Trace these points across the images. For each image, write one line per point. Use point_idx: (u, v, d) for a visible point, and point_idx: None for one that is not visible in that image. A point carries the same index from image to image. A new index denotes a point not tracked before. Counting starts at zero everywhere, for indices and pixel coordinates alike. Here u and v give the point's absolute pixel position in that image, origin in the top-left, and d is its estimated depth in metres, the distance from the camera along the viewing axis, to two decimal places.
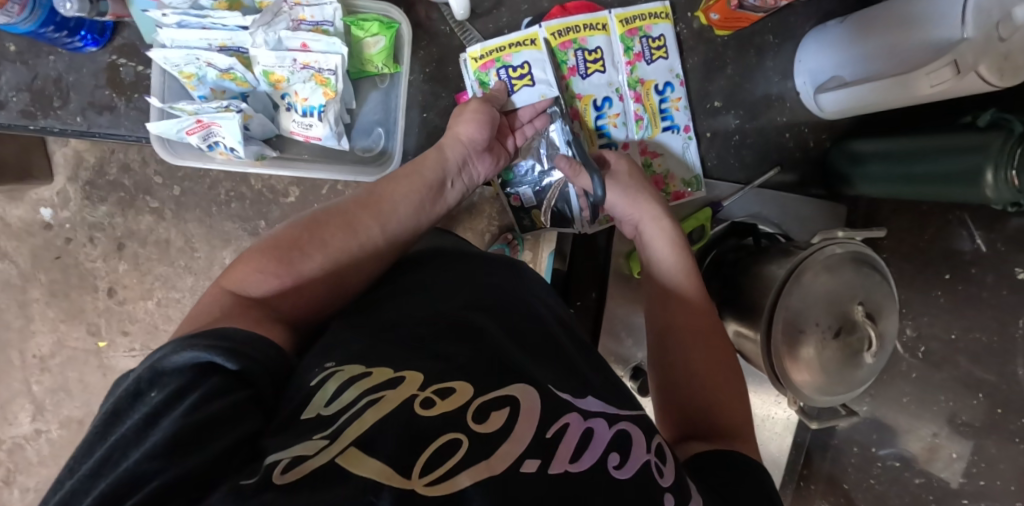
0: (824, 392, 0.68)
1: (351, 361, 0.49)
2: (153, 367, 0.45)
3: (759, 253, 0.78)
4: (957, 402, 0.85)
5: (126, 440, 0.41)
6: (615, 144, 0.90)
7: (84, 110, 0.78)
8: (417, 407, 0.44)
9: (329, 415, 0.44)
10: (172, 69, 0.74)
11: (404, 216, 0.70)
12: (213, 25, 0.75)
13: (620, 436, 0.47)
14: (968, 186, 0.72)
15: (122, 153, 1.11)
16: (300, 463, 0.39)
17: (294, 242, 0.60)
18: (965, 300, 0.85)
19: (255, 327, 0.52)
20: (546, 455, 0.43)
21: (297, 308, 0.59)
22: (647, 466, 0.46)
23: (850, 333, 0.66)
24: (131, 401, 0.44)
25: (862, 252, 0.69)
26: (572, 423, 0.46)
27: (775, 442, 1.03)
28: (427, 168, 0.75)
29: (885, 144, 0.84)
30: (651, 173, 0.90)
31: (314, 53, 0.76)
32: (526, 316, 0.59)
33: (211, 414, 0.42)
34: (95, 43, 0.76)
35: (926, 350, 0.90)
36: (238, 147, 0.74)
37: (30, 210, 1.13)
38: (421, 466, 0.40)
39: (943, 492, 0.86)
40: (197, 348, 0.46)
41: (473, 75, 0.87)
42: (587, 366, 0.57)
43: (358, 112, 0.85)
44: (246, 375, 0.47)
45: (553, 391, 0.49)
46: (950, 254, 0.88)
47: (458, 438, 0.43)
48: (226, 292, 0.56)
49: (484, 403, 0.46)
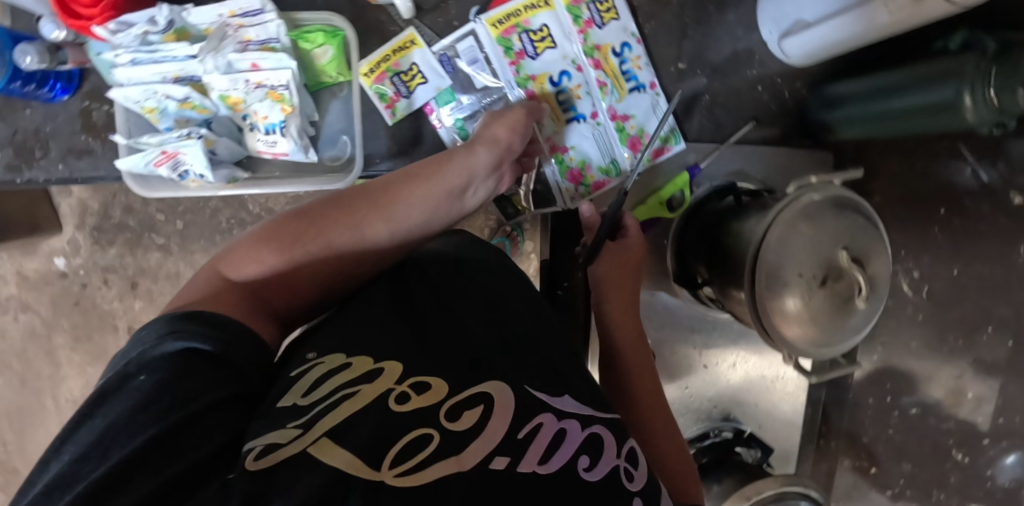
0: (819, 343, 0.68)
1: (331, 352, 0.50)
2: (144, 353, 0.46)
3: (741, 208, 0.78)
4: (970, 340, 0.84)
5: (117, 426, 0.41)
6: (582, 116, 0.90)
7: (64, 157, 0.81)
8: (390, 401, 0.45)
9: (304, 405, 0.45)
10: (133, 106, 0.77)
11: (417, 219, 0.68)
12: (165, 58, 0.76)
13: (593, 439, 0.48)
14: (949, 113, 0.70)
15: (123, 196, 1.14)
16: (272, 450, 0.40)
17: (295, 234, 0.61)
18: (964, 234, 0.84)
19: (244, 317, 0.53)
20: (516, 453, 0.44)
21: (286, 298, 0.59)
22: (617, 470, 0.47)
23: (837, 281, 0.65)
24: (115, 384, 0.44)
25: (842, 195, 0.68)
26: (545, 423, 0.47)
27: (788, 402, 1.02)
28: (451, 173, 0.72)
29: (861, 85, 0.83)
30: (626, 137, 0.90)
31: (264, 71, 0.77)
32: (514, 316, 0.58)
33: (197, 402, 0.43)
34: (65, 90, 0.79)
35: (931, 289, 0.89)
36: (206, 172, 0.76)
37: (45, 261, 1.17)
38: (391, 458, 0.41)
39: (965, 435, 0.86)
40: (184, 337, 0.47)
41: (370, 90, 0.87)
42: (561, 357, 0.56)
43: (321, 123, 0.87)
44: (234, 365, 0.48)
45: (531, 391, 0.50)
46: (947, 188, 0.85)
47: (428, 434, 0.44)
48: (219, 274, 0.57)
49: (456, 402, 0.46)
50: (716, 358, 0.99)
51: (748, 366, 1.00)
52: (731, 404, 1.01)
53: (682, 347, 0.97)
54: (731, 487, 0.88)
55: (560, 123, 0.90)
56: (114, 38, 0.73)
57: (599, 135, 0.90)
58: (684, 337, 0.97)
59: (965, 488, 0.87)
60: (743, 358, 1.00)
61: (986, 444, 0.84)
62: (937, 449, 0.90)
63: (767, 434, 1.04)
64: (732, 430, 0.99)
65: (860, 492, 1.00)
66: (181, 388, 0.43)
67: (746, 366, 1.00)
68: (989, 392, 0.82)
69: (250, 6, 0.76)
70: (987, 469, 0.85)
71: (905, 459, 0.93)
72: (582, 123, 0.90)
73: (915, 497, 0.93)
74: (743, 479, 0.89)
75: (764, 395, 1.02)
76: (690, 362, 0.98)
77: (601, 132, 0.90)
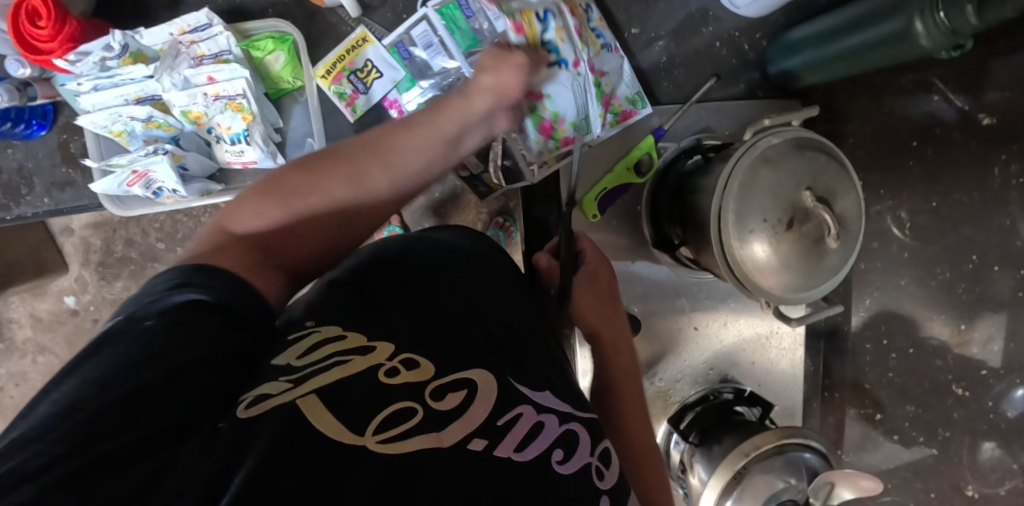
0: (796, 289, 0.69)
1: (328, 322, 0.50)
2: (151, 300, 0.45)
3: (707, 165, 0.80)
4: (953, 270, 0.84)
5: (114, 370, 0.40)
6: (564, 62, 0.81)
7: (48, 190, 0.89)
8: (380, 374, 0.45)
9: (299, 364, 0.45)
10: (102, 130, 0.85)
11: (414, 163, 0.66)
12: (123, 81, 0.83)
13: (569, 435, 0.50)
14: (905, 42, 0.70)
15: (123, 230, 1.17)
16: (262, 399, 0.41)
17: (293, 185, 0.60)
18: (938, 162, 0.84)
19: (251, 268, 0.53)
20: (494, 437, 0.45)
21: (287, 249, 0.59)
22: (588, 467, 0.48)
23: (804, 223, 0.66)
24: (122, 328, 0.43)
25: (799, 136, 0.70)
26: (525, 414, 0.48)
27: (784, 358, 1.04)
28: (445, 118, 0.68)
29: (816, 28, 0.83)
30: (602, 93, 0.87)
31: (220, 83, 0.83)
32: (493, 300, 0.60)
33: (203, 354, 0.43)
34: (42, 126, 0.87)
35: (914, 225, 0.89)
36: (178, 187, 0.85)
37: (56, 301, 1.21)
38: (376, 424, 0.42)
39: (965, 368, 0.84)
40: (191, 289, 0.47)
41: (329, 90, 0.90)
42: (533, 339, 0.58)
43: (287, 128, 0.92)
44: (233, 317, 0.47)
45: (514, 384, 0.51)
46: (927, 121, 0.84)
47: (412, 408, 0.44)
48: (223, 230, 0.57)
49: (441, 384, 0.47)
50: (706, 320, 1.00)
51: (741, 326, 1.01)
52: (727, 366, 1.02)
53: (669, 314, 0.98)
54: (731, 444, 0.89)
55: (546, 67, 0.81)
56: (75, 67, 0.80)
57: (577, 86, 0.84)
58: (670, 303, 0.98)
59: (969, 422, 0.86)
60: (734, 321, 1.01)
61: (984, 374, 0.82)
62: (937, 384, 0.89)
63: (769, 392, 1.05)
64: (733, 391, 1.01)
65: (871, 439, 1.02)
66: (190, 340, 0.43)
67: (738, 326, 1.01)
68: (998, 331, 0.79)
69: (198, 22, 0.82)
70: (990, 402, 0.82)
71: (908, 401, 0.94)
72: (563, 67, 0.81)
73: (926, 442, 0.93)
74: (743, 435, 0.90)
75: (760, 353, 1.03)
76: (679, 327, 0.99)
77: (581, 83, 0.84)
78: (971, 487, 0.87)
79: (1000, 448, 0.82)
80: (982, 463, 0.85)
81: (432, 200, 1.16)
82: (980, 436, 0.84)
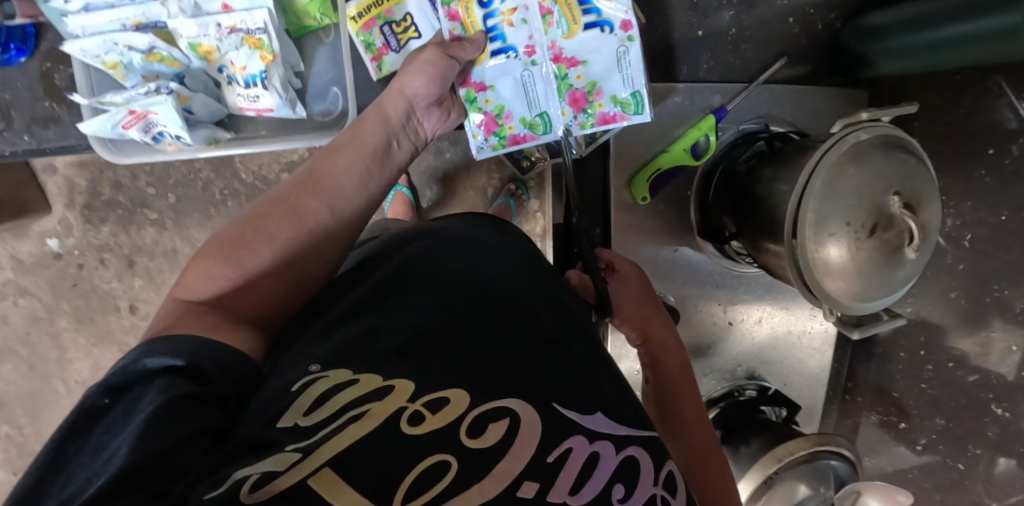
0: (863, 298, 0.62)
1: (337, 365, 0.43)
2: (116, 373, 0.42)
3: (777, 157, 0.72)
4: (1014, 289, 0.70)
5: (82, 460, 0.37)
6: (512, 48, 0.78)
7: (28, 127, 0.79)
8: (403, 423, 0.38)
9: (308, 426, 0.38)
10: (93, 60, 0.75)
11: (352, 191, 0.64)
12: (121, 3, 0.75)
13: (629, 463, 0.41)
14: (1010, 43, 0.61)
15: (111, 171, 1.08)
16: (268, 481, 0.35)
17: (237, 239, 0.56)
18: (1014, 174, 0.69)
19: (209, 333, 0.49)
20: (546, 478, 0.38)
21: (253, 306, 0.55)
22: (653, 502, 0.40)
23: (887, 229, 0.59)
24: (83, 414, 0.40)
25: (891, 134, 0.62)
26: (576, 447, 0.40)
27: (814, 358, 0.97)
28: (367, 132, 0.69)
29: (900, 14, 0.75)
30: (567, 88, 0.79)
31: (237, 13, 0.75)
32: (531, 309, 0.50)
33: (183, 422, 0.40)
34: (21, 52, 0.77)
35: (973, 238, 0.75)
36: (182, 133, 0.77)
37: (37, 243, 1.11)
38: (405, 492, 0.35)
39: (1006, 389, 0.73)
40: (163, 354, 0.44)
41: (356, 37, 0.81)
42: (586, 353, 0.50)
43: (308, 74, 0.85)
44: (203, 378, 0.45)
45: (558, 408, 0.42)
46: (987, 128, 0.72)
47: (446, 461, 0.37)
48: (177, 300, 0.53)
49: (479, 415, 0.39)
50: (742, 314, 0.94)
51: (775, 322, 0.95)
52: (756, 363, 0.96)
53: (706, 304, 0.92)
54: (760, 447, 0.84)
55: (484, 54, 0.78)
56: None
57: (530, 75, 0.79)
58: (708, 293, 0.92)
59: (1003, 444, 0.74)
60: (769, 315, 0.95)
61: None
62: (974, 403, 0.77)
63: (793, 392, 0.99)
64: (757, 388, 0.96)
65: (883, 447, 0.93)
66: (166, 410, 0.40)
67: (773, 322, 0.95)
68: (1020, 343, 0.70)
69: None
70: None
71: (938, 414, 0.82)
72: (512, 55, 0.79)
73: (947, 452, 0.82)
74: (774, 438, 0.84)
75: (790, 352, 0.96)
76: (713, 321, 0.93)
77: (535, 72, 0.79)
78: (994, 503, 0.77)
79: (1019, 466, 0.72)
80: (998, 476, 0.76)
81: (442, 161, 1.08)
82: (999, 451, 0.75)
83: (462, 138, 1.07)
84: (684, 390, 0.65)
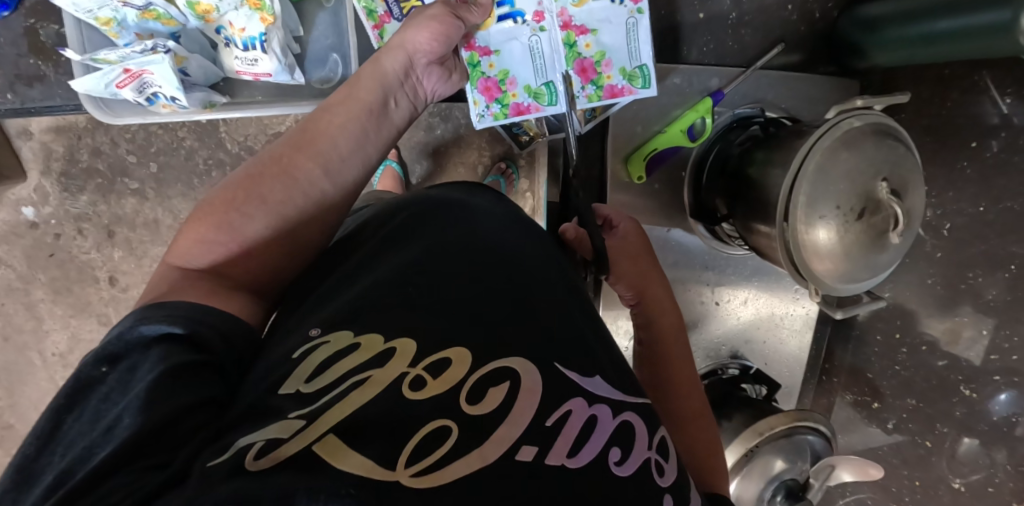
0: (848, 280, 0.64)
1: (338, 327, 0.43)
2: (111, 341, 0.42)
3: (775, 139, 0.73)
4: (986, 277, 0.72)
5: (81, 430, 0.38)
6: (520, 14, 0.79)
7: (12, 85, 0.78)
8: (405, 388, 0.39)
9: (311, 392, 0.39)
10: (86, 15, 0.74)
11: (347, 153, 0.63)
12: None
13: (624, 428, 0.43)
14: (998, 39, 0.62)
15: (89, 138, 1.06)
16: (274, 448, 0.35)
17: (229, 203, 0.55)
18: (995, 165, 0.71)
19: (205, 299, 0.49)
20: (545, 442, 0.39)
21: (250, 272, 0.55)
22: (647, 465, 0.42)
23: (874, 214, 0.60)
24: (80, 384, 0.40)
25: (883, 122, 0.63)
26: (575, 410, 0.41)
27: (795, 339, 1.00)
28: (363, 90, 0.68)
29: (896, 5, 0.77)
30: (576, 57, 0.80)
31: None
32: (532, 272, 0.51)
33: (182, 390, 0.39)
34: (4, 6, 0.75)
35: (951, 227, 0.77)
36: (178, 95, 0.76)
37: (12, 211, 1.08)
38: (408, 455, 0.36)
39: (975, 372, 0.75)
40: (160, 321, 0.43)
41: (358, 3, 0.80)
42: (585, 319, 0.50)
43: (308, 39, 0.85)
44: (201, 344, 0.44)
45: (561, 369, 0.43)
46: (971, 119, 0.73)
47: (447, 425, 0.38)
48: (171, 267, 0.53)
49: (480, 378, 0.40)
50: (728, 296, 0.97)
51: (759, 304, 0.98)
52: (739, 342, 0.99)
53: (694, 284, 0.95)
54: (742, 423, 0.86)
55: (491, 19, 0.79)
56: None
57: (535, 43, 0.80)
58: (696, 275, 0.95)
59: (969, 423, 0.76)
60: (754, 297, 0.98)
61: (995, 379, 0.72)
62: (943, 384, 0.80)
63: (774, 372, 1.01)
64: (739, 367, 0.99)
65: (855, 426, 0.96)
66: (165, 380, 0.40)
67: (757, 304, 0.98)
68: (985, 330, 0.73)
69: None
70: (994, 406, 0.73)
71: (910, 394, 0.85)
72: (518, 20, 0.79)
73: (915, 431, 0.84)
74: (754, 414, 0.87)
75: (771, 333, 0.99)
76: (699, 301, 0.96)
77: (543, 39, 0.80)
78: (958, 480, 0.79)
79: (981, 445, 0.75)
80: (961, 456, 0.78)
81: (432, 137, 1.07)
82: (963, 431, 0.77)
83: (454, 114, 1.07)
84: (676, 353, 0.67)
